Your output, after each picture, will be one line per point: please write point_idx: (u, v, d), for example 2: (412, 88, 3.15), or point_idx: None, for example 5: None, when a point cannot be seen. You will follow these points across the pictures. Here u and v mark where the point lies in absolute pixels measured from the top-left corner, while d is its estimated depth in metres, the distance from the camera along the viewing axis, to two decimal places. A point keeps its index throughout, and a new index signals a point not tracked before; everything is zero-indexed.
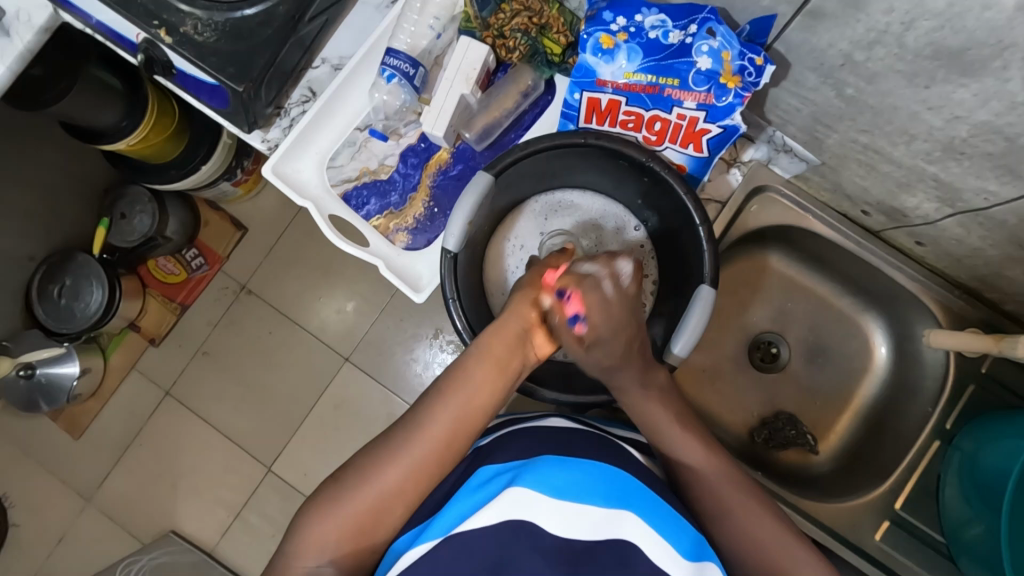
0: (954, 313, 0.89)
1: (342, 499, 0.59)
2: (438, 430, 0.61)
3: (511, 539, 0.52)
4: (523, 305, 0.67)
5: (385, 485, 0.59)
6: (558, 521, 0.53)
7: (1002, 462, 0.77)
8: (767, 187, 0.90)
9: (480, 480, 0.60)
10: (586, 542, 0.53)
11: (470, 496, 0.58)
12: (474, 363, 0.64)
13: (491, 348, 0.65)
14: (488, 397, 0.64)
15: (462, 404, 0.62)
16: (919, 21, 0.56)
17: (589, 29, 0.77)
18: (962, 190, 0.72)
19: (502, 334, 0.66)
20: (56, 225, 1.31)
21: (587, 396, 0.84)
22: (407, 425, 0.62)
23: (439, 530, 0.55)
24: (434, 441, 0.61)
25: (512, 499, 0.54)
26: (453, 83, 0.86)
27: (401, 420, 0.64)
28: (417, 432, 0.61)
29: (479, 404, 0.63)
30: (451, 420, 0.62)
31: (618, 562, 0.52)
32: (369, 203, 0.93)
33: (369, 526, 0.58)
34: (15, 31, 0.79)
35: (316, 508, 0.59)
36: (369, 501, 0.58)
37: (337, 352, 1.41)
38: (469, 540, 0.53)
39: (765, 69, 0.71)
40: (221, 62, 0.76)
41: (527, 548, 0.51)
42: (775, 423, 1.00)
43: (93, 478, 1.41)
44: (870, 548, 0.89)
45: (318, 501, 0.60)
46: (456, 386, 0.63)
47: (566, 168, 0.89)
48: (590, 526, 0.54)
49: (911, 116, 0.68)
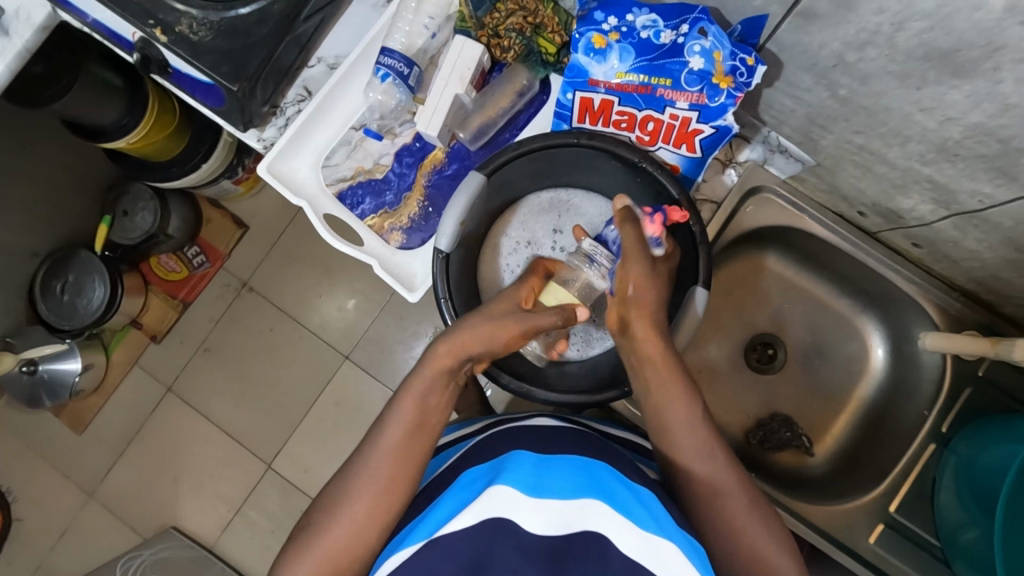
0: (951, 315, 0.88)
1: (313, 541, 0.60)
2: (396, 448, 0.64)
3: (491, 537, 0.52)
4: (484, 329, 0.69)
5: (354, 517, 0.61)
6: (538, 518, 0.54)
7: (997, 465, 0.77)
8: (763, 187, 0.89)
9: (461, 483, 0.60)
10: (565, 537, 0.53)
11: (453, 498, 0.58)
12: (420, 384, 0.67)
13: (431, 371, 0.68)
14: (437, 413, 0.68)
15: (411, 421, 0.66)
16: (910, 22, 0.55)
17: (581, 29, 0.76)
18: (957, 192, 0.72)
19: (444, 357, 0.68)
20: (58, 221, 1.32)
21: (583, 395, 0.82)
22: (365, 449, 0.65)
23: (423, 533, 0.56)
24: (394, 464, 0.63)
25: (493, 500, 0.55)
26: (448, 83, 0.86)
27: (358, 450, 0.66)
28: (375, 456, 0.64)
29: (428, 414, 0.67)
30: (405, 440, 0.65)
31: (599, 555, 0.52)
32: (364, 202, 0.93)
33: (345, 560, 0.60)
34: (15, 30, 0.79)
35: (292, 554, 0.61)
36: (341, 535, 0.60)
37: (337, 350, 1.41)
38: (450, 541, 0.53)
39: (757, 69, 0.71)
40: (215, 60, 0.77)
41: (509, 546, 0.52)
42: (770, 425, 0.99)
43: (97, 472, 1.42)
44: (863, 551, 0.88)
45: (293, 549, 0.61)
46: (401, 406, 0.66)
47: (572, 167, 0.88)
48: (568, 520, 0.54)
49: (904, 117, 0.67)
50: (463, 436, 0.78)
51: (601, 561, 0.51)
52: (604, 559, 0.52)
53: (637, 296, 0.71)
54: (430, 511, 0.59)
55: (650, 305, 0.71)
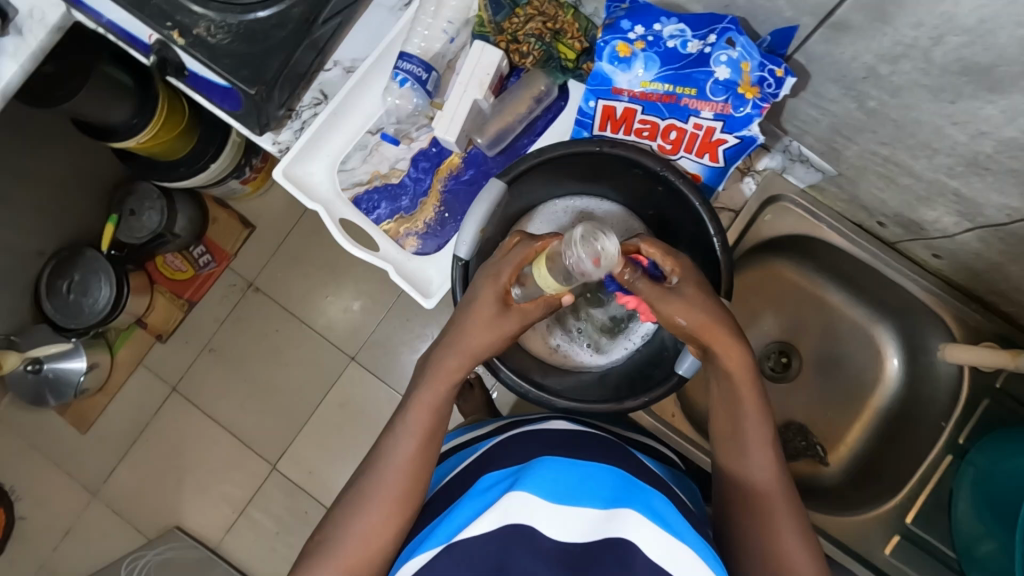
0: (970, 326, 0.88)
1: (329, 552, 0.60)
2: (409, 454, 0.64)
3: (511, 544, 0.52)
4: (482, 331, 0.67)
5: (369, 526, 0.61)
6: (558, 524, 0.54)
7: (1018, 478, 0.76)
8: (782, 197, 0.89)
9: (481, 485, 0.60)
10: (585, 544, 0.53)
11: (471, 501, 0.58)
12: (428, 389, 0.66)
13: (440, 377, 0.67)
14: (446, 412, 0.67)
15: (424, 427, 0.65)
16: (948, 37, 0.55)
17: (606, 37, 0.75)
18: (984, 205, 0.71)
19: (454, 365, 0.67)
20: (65, 220, 1.31)
21: (599, 403, 0.80)
22: (376, 455, 0.65)
23: (440, 538, 0.55)
24: (405, 470, 0.63)
25: (510, 505, 0.54)
26: (467, 88, 0.85)
27: (369, 458, 0.65)
28: (387, 463, 0.63)
29: (438, 417, 0.66)
30: (418, 448, 0.64)
31: (620, 561, 0.51)
32: (380, 206, 0.92)
33: (363, 570, 0.60)
34: (29, 30, 0.78)
35: (308, 565, 0.60)
36: (358, 545, 0.60)
37: (344, 352, 1.40)
38: (469, 545, 0.53)
39: (785, 81, 0.70)
40: (234, 64, 0.76)
41: (527, 553, 0.52)
42: (785, 434, 1.01)
43: (100, 471, 1.42)
44: (878, 561, 0.89)
45: (310, 557, 0.61)
46: (411, 412, 0.66)
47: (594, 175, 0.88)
48: (586, 528, 0.54)
49: (934, 131, 0.66)
50: (478, 438, 0.77)
51: (623, 567, 0.51)
52: (625, 564, 0.51)
53: (695, 327, 0.64)
54: (448, 514, 0.58)
55: (713, 324, 0.64)
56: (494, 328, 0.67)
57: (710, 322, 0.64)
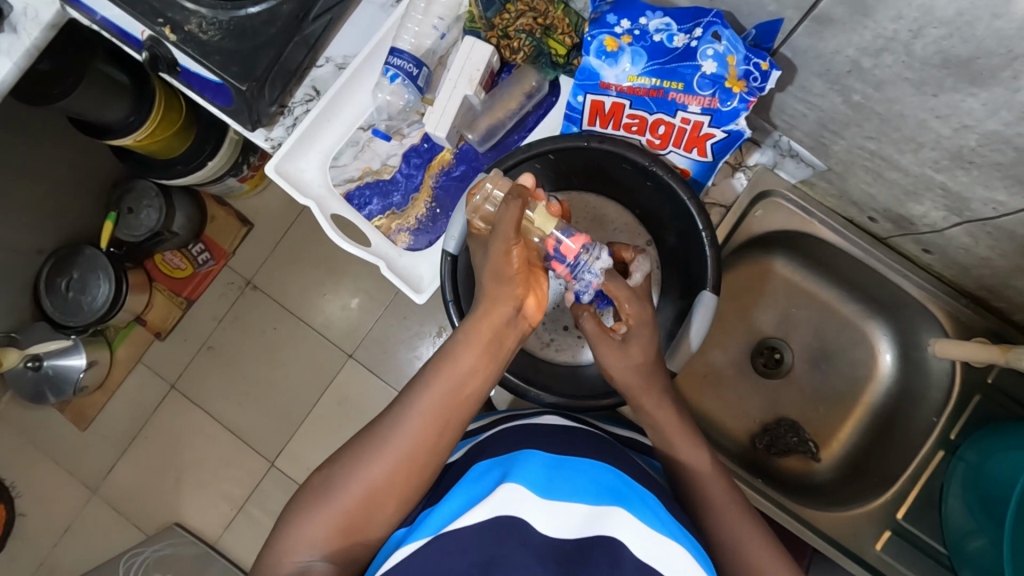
0: (961, 322, 0.88)
1: (328, 499, 0.59)
2: (428, 418, 0.61)
3: (502, 536, 0.52)
4: (503, 289, 0.65)
5: (371, 479, 0.59)
6: (548, 520, 0.53)
7: (1007, 473, 0.76)
8: (773, 192, 0.89)
9: (471, 477, 0.60)
10: (577, 541, 0.52)
11: (461, 494, 0.58)
12: (460, 350, 0.64)
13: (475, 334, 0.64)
14: (476, 381, 0.64)
15: (448, 389, 0.62)
16: (928, 29, 0.55)
17: (592, 32, 0.76)
18: (970, 200, 0.71)
19: (485, 326, 0.65)
20: (63, 217, 1.32)
21: (586, 399, 0.80)
22: (395, 411, 0.63)
23: (429, 530, 0.54)
24: (424, 432, 0.61)
25: (502, 499, 0.54)
26: (457, 84, 0.85)
27: (388, 408, 0.64)
28: (404, 422, 0.61)
29: (465, 382, 0.63)
30: (437, 411, 0.62)
31: (610, 559, 0.51)
32: (371, 203, 0.92)
33: (357, 525, 0.59)
34: (23, 27, 0.78)
35: (305, 505, 0.60)
36: (357, 497, 0.59)
37: (341, 349, 1.41)
38: (460, 537, 0.52)
39: (771, 74, 0.70)
40: (224, 60, 0.77)
41: (520, 544, 0.51)
42: (776, 430, 0.99)
43: (100, 468, 1.42)
44: (869, 557, 0.88)
45: (309, 496, 0.61)
46: (439, 376, 0.63)
47: (591, 172, 0.88)
48: (578, 525, 0.53)
49: (918, 124, 0.67)
50: (466, 433, 0.76)
51: (613, 565, 0.51)
52: (615, 563, 0.51)
53: (625, 381, 0.70)
54: (436, 507, 0.58)
55: (640, 387, 0.70)
56: (503, 291, 0.64)
57: (631, 381, 0.70)
